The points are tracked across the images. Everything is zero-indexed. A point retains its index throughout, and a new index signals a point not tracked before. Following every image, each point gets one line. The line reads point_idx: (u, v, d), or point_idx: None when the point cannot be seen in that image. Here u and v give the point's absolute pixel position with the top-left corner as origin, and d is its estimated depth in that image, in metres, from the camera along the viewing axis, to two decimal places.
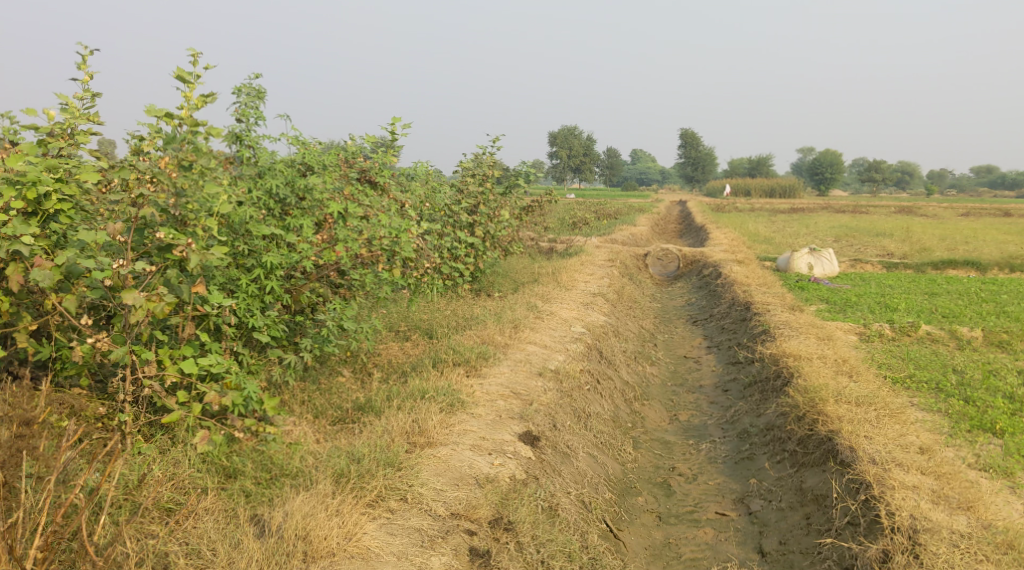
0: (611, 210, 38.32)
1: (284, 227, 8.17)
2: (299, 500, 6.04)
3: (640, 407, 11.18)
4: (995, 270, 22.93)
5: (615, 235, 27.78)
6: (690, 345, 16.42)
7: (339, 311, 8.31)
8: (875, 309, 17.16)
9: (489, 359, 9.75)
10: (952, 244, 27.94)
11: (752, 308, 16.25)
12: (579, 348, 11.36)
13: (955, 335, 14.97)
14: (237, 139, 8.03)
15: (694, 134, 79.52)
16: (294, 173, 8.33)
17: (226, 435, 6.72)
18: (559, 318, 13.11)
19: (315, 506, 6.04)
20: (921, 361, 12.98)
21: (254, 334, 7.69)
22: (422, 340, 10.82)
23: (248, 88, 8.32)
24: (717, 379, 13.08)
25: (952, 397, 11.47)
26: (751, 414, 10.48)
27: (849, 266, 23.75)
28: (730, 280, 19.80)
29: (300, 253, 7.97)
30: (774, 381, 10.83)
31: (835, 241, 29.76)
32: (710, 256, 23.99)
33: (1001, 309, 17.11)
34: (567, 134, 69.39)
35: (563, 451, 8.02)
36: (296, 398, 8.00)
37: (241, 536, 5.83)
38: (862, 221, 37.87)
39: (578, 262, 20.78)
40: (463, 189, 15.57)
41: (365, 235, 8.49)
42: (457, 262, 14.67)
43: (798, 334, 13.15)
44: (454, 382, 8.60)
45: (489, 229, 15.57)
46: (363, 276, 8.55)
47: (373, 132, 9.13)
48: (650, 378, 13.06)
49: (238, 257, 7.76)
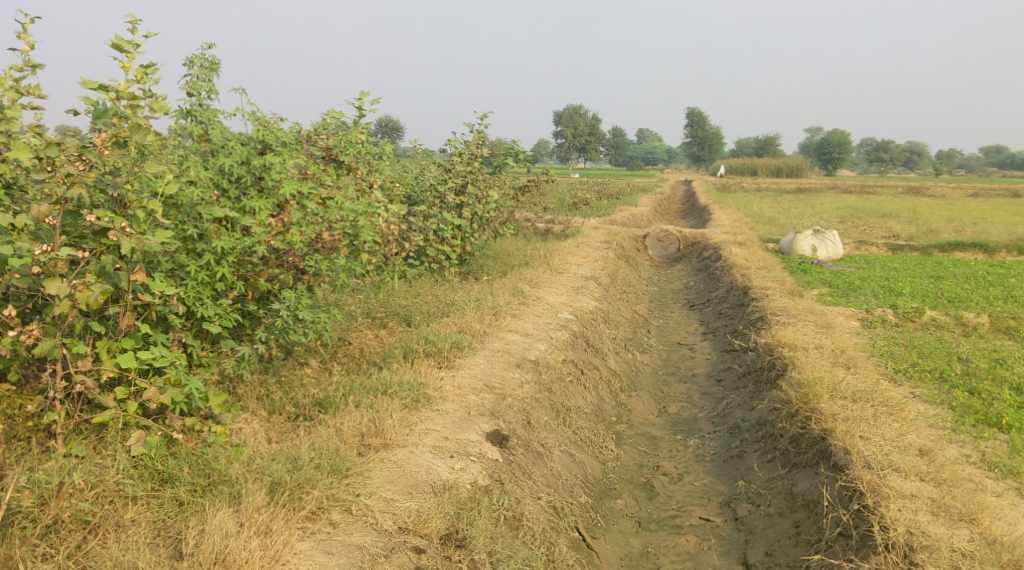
0: (613, 190, 37.63)
1: (239, 209, 7.58)
2: (219, 517, 5.64)
3: (626, 399, 10.64)
4: (1003, 253, 22.31)
5: (615, 216, 27.20)
6: (686, 331, 15.86)
7: (297, 301, 7.77)
8: (878, 294, 16.58)
9: (464, 349, 9.22)
10: (959, 225, 27.30)
11: (750, 293, 15.68)
12: (563, 336, 10.80)
13: (960, 321, 14.40)
14: (187, 115, 7.70)
15: (701, 113, 78.64)
16: (250, 150, 7.76)
17: (164, 436, 6.30)
18: (546, 304, 12.55)
19: (238, 525, 5.65)
20: (925, 349, 12.43)
21: (204, 325, 7.17)
22: (397, 327, 10.27)
23: (202, 59, 7.78)
24: (711, 368, 12.55)
25: (956, 389, 10.92)
26: (742, 408, 9.97)
27: (853, 249, 23.12)
28: (729, 264, 19.22)
29: (254, 237, 7.41)
30: (768, 372, 10.29)
31: (840, 223, 29.09)
32: (711, 238, 23.41)
33: (1009, 293, 16.51)
34: (573, 113, 69.43)
35: (536, 451, 7.50)
36: (252, 393, 7.45)
37: (143, 560, 5.44)
38: (868, 203, 37.21)
39: (573, 244, 20.17)
40: (450, 168, 14.98)
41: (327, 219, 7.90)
42: (443, 245, 14.10)
43: (797, 321, 12.59)
44: (422, 375, 8.09)
45: (478, 210, 14.98)
46: (326, 262, 7.96)
47: (341, 107, 8.57)
48: (641, 367, 12.53)
49: (187, 242, 7.23)
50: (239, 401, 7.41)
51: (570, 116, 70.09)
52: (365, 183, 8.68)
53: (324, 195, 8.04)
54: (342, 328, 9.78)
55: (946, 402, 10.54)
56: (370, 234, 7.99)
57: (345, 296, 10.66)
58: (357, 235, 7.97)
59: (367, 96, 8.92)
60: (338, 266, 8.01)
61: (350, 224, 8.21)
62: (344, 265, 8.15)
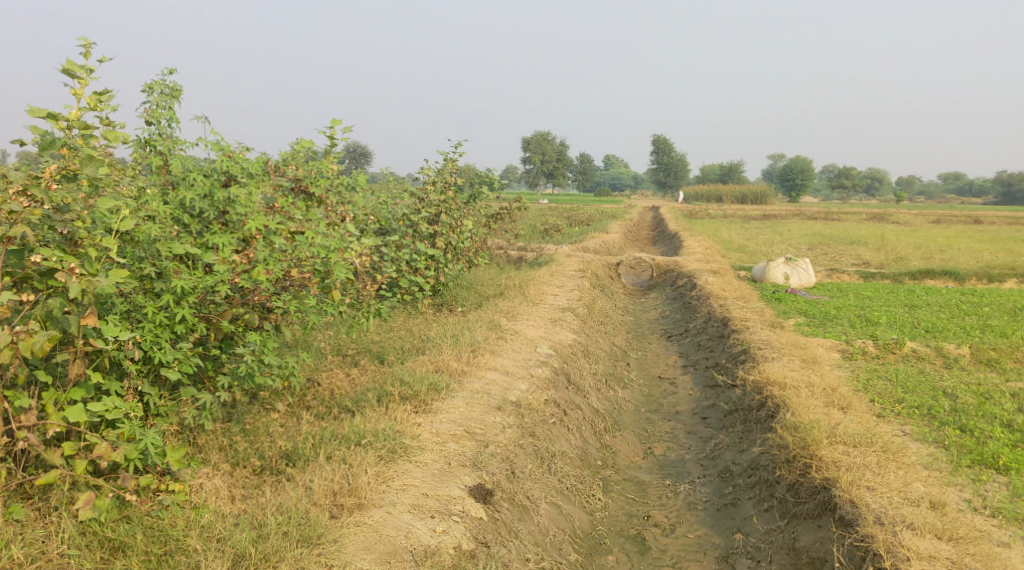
0: (583, 217, 37.30)
1: (202, 245, 7.14)
2: None
3: (610, 440, 10.18)
4: (973, 281, 22.16)
5: (587, 243, 26.82)
6: (665, 364, 15.45)
7: (262, 345, 7.28)
8: (856, 323, 16.27)
9: (442, 391, 8.72)
10: (927, 252, 27.20)
11: (729, 324, 15.32)
12: (544, 374, 10.34)
13: (941, 353, 14.05)
14: (146, 146, 7.29)
15: (667, 140, 78.77)
16: (213, 183, 7.32)
17: (116, 497, 5.84)
18: (524, 338, 12.09)
19: None
20: (910, 383, 11.99)
21: (162, 371, 6.69)
22: (369, 366, 9.77)
23: (163, 84, 7.31)
24: (694, 404, 12.12)
25: (947, 425, 10.51)
26: (733, 450, 9.58)
27: (825, 277, 22.88)
28: (705, 293, 18.87)
29: (218, 275, 6.96)
30: (757, 413, 9.89)
31: (810, 250, 28.91)
32: (685, 265, 23.07)
33: (986, 323, 16.24)
34: (540, 139, 69.29)
35: (521, 505, 7.04)
36: (214, 444, 6.94)
37: None
38: (835, 229, 37.20)
39: (547, 273, 19.74)
40: (423, 197, 14.55)
41: (298, 255, 7.43)
42: (416, 276, 13.59)
43: (781, 355, 12.19)
44: (399, 424, 7.58)
45: (451, 240, 14.48)
46: (297, 302, 7.48)
47: (313, 137, 8.07)
48: (623, 404, 12.07)
49: (145, 281, 6.79)
50: (199, 453, 6.88)
51: (539, 142, 69.92)
52: (336, 217, 8.18)
53: (293, 229, 7.58)
54: (309, 369, 9.23)
55: (937, 441, 10.15)
56: (343, 271, 7.49)
57: (316, 333, 10.13)
58: (331, 273, 7.49)
59: (339, 125, 8.42)
60: (309, 306, 7.53)
61: (321, 260, 7.68)
62: (316, 305, 7.67)
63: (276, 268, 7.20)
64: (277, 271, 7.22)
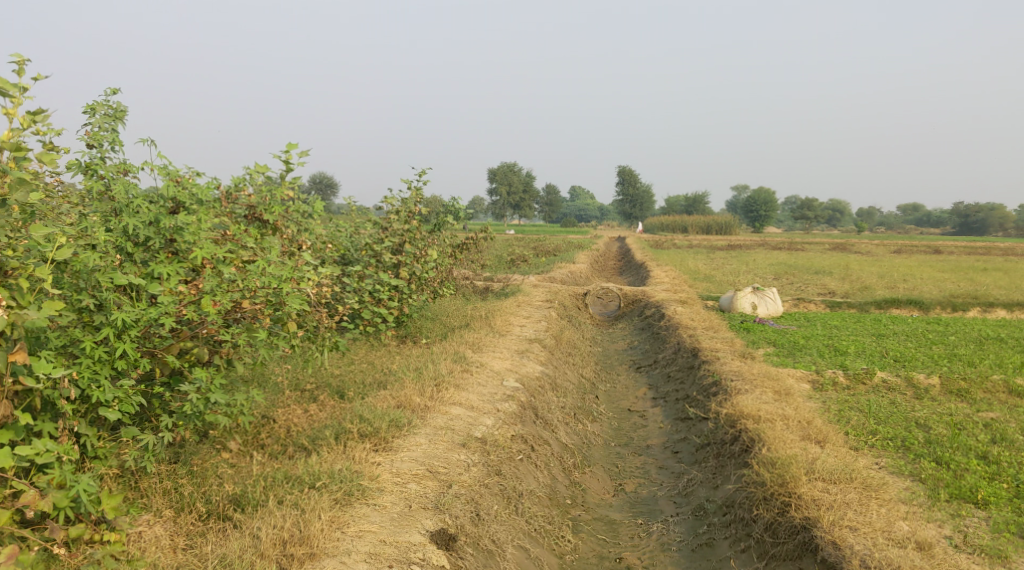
0: (550, 247, 37.10)
1: (147, 275, 6.77)
2: None
3: (580, 477, 9.80)
4: (937, 310, 22.10)
5: (554, 273, 26.57)
6: (634, 397, 15.13)
7: (209, 382, 6.89)
8: (825, 353, 16.06)
9: (403, 428, 8.30)
10: (892, 282, 27.19)
11: (699, 355, 15.04)
12: (510, 409, 9.98)
13: (912, 383, 13.81)
14: (88, 170, 6.89)
15: (632, 171, 79.00)
16: (160, 210, 6.94)
17: (43, 550, 5.55)
18: (490, 371, 11.72)
19: None
20: (882, 414, 11.70)
21: (101, 411, 6.30)
22: (329, 402, 9.38)
23: (106, 105, 6.92)
24: (665, 438, 11.81)
25: (924, 458, 10.23)
26: (707, 486, 9.30)
27: (791, 307, 22.72)
28: (674, 323, 18.62)
29: (163, 306, 6.59)
30: (731, 447, 9.60)
31: (775, 279, 28.81)
32: (652, 295, 22.84)
33: (953, 352, 16.10)
34: (506, 171, 69.23)
35: (486, 550, 6.70)
36: (157, 488, 6.56)
37: None
38: (799, 259, 37.25)
39: (514, 304, 19.39)
40: (386, 227, 14.25)
41: (251, 286, 7.07)
42: (379, 307, 13.19)
43: (753, 387, 11.90)
44: (356, 464, 7.18)
45: (416, 270, 14.05)
46: (250, 334, 7.11)
47: (269, 161, 7.67)
48: (593, 438, 11.71)
49: (85, 314, 6.40)
50: (142, 498, 6.47)
51: (505, 173, 69.84)
52: (290, 246, 7.80)
53: (246, 258, 7.22)
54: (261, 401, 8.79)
55: (912, 474, 9.88)
56: (296, 302, 7.11)
57: (272, 367, 9.70)
58: (287, 303, 7.13)
59: (296, 149, 8.03)
60: (263, 339, 7.16)
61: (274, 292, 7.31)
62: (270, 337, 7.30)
63: (226, 300, 6.85)
64: (227, 303, 6.87)
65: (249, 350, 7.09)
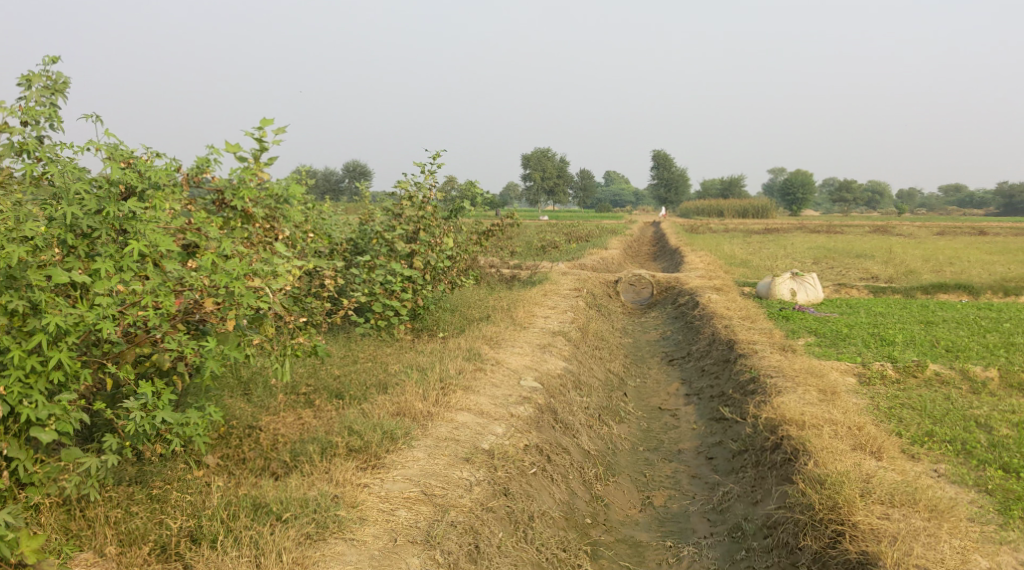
0: (583, 233, 35.94)
1: (92, 271, 5.87)
2: None
3: (603, 489, 8.81)
4: (988, 295, 20.73)
5: (585, 259, 25.50)
6: (666, 393, 14.10)
7: (161, 395, 5.98)
8: (871, 343, 14.88)
9: (399, 440, 7.39)
10: (938, 265, 25.79)
11: (736, 348, 13.96)
12: (525, 414, 9.02)
13: (968, 376, 12.49)
14: (23, 151, 6.05)
15: (667, 154, 77.42)
16: (108, 196, 6.01)
17: None
18: (506, 370, 10.76)
19: None
20: (938, 412, 10.55)
21: (32, 431, 5.47)
22: (326, 409, 8.50)
23: (44, 76, 6.09)
24: (699, 441, 10.81)
25: (988, 465, 9.07)
26: (745, 502, 8.32)
27: (833, 293, 21.46)
28: (709, 312, 17.52)
29: (102, 308, 5.69)
30: (771, 456, 8.59)
31: (815, 263, 27.51)
32: (687, 282, 21.71)
33: (1009, 341, 14.86)
34: (540, 156, 67.93)
35: None
36: (101, 518, 5.74)
37: None
38: (838, 242, 35.83)
39: (539, 293, 18.39)
40: (399, 213, 13.26)
41: (207, 280, 6.10)
42: (392, 299, 12.20)
43: (794, 385, 10.81)
44: (340, 489, 6.30)
45: (432, 259, 12.94)
46: (210, 339, 6.14)
47: (238, 142, 6.68)
48: (620, 442, 10.72)
49: (18, 317, 5.53)
50: (87, 530, 5.70)
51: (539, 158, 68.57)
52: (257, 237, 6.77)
53: (208, 250, 6.26)
54: (228, 410, 7.81)
55: (978, 484, 8.76)
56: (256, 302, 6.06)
57: (265, 371, 8.83)
58: (248, 303, 6.14)
59: (270, 125, 7.05)
60: (228, 345, 6.20)
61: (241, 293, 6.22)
62: (241, 341, 6.34)
63: (174, 299, 5.93)
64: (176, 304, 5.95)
65: (211, 358, 6.13)
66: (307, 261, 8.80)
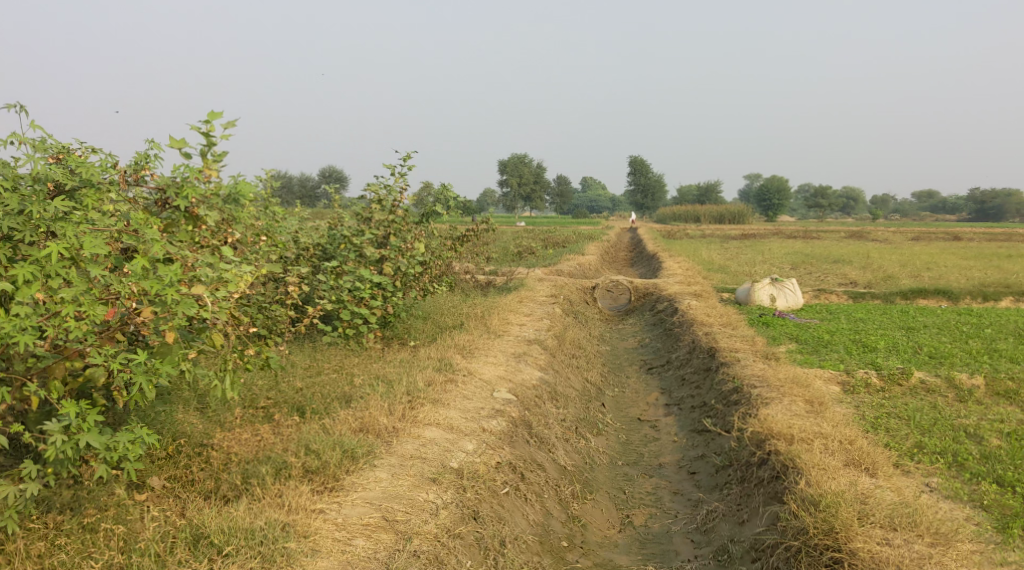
0: (560, 238, 35.49)
1: (16, 278, 5.36)
2: None
3: (580, 508, 8.32)
4: (968, 300, 20.42)
5: (563, 265, 25.06)
6: (646, 403, 13.63)
7: (88, 415, 5.45)
8: (853, 349, 14.46)
9: (361, 459, 6.83)
10: (915, 270, 25.51)
11: (716, 356, 13.50)
12: (498, 429, 8.49)
13: (953, 384, 11.66)
14: None
15: (644, 161, 77.34)
16: (35, 196, 5.50)
17: None
18: (479, 381, 10.23)
19: None
20: (925, 422, 10.07)
21: None
22: (285, 424, 7.96)
23: None
24: (680, 455, 10.35)
25: (982, 479, 8.48)
26: (730, 523, 7.89)
27: (812, 299, 21.09)
28: (688, 319, 17.07)
29: (21, 320, 5.19)
30: (757, 472, 8.14)
31: (793, 269, 27.16)
32: (665, 288, 21.27)
33: (992, 346, 14.48)
34: (517, 163, 67.60)
35: None
36: (23, 552, 5.35)
37: None
38: (816, 247, 35.58)
39: (515, 300, 17.87)
40: (368, 218, 12.63)
41: (137, 287, 5.56)
42: (360, 308, 11.64)
43: (780, 396, 10.33)
44: (292, 517, 5.82)
45: (402, 265, 12.36)
46: (141, 353, 5.52)
47: (181, 139, 6.16)
48: (598, 456, 10.21)
49: None
50: (7, 566, 5.31)
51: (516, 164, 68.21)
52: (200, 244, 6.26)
53: (144, 254, 5.70)
54: (177, 428, 7.21)
55: (972, 499, 8.21)
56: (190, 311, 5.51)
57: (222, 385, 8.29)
58: (180, 311, 5.58)
59: (220, 118, 6.50)
60: (166, 360, 5.59)
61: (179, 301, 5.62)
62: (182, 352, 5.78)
63: (100, 309, 5.40)
64: (103, 314, 5.42)
65: (142, 373, 5.57)
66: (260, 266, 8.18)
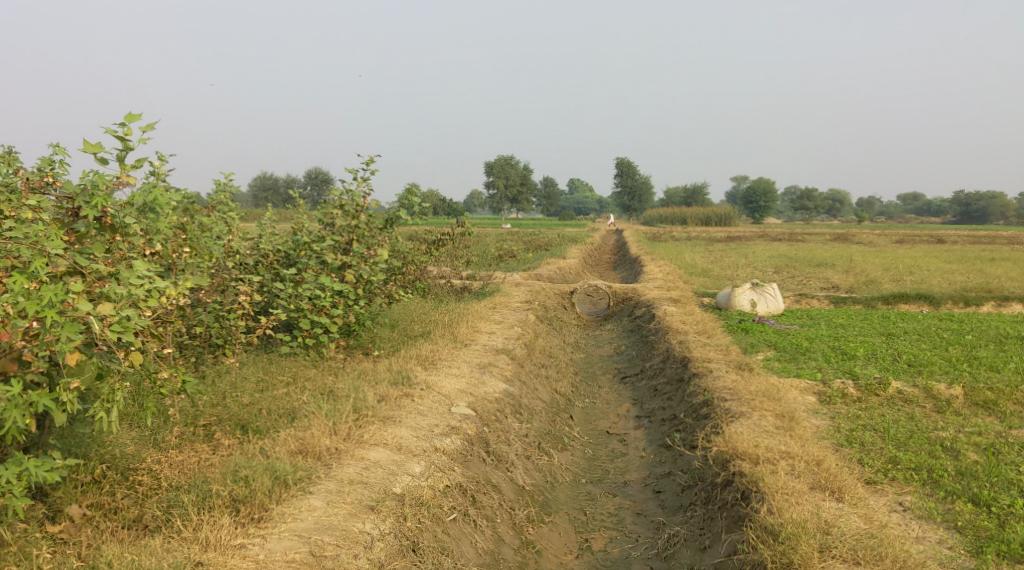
0: (543, 240, 35.02)
1: None
2: None
3: (535, 533, 7.98)
4: (949, 305, 20.09)
5: (542, 269, 24.59)
6: (616, 414, 13.23)
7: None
8: (831, 357, 14.08)
9: (295, 488, 6.53)
10: (898, 274, 25.17)
11: (689, 366, 13.10)
12: (451, 448, 8.05)
13: (931, 393, 11.24)
14: None
15: (630, 163, 77.00)
16: None
17: None
18: (437, 395, 9.74)
19: None
20: (901, 435, 9.67)
21: None
22: (224, 443, 7.53)
23: None
24: (647, 471, 9.97)
25: (958, 498, 8.06)
26: (691, 550, 7.61)
27: (792, 303, 20.71)
28: (664, 327, 16.66)
29: None
30: (721, 494, 7.78)
31: (776, 273, 26.77)
32: (644, 293, 20.87)
33: (971, 354, 14.12)
34: (502, 163, 67.10)
35: None
36: None
37: None
38: (800, 250, 35.20)
39: (488, 307, 17.43)
40: (330, 223, 11.96)
41: (14, 309, 5.44)
42: (320, 317, 10.88)
43: (750, 410, 9.92)
44: (207, 555, 5.87)
45: (364, 273, 11.57)
46: (15, 384, 5.46)
47: (92, 147, 5.98)
48: (561, 474, 9.81)
49: None
50: None
51: (502, 166, 67.63)
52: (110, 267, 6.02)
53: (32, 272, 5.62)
54: (106, 450, 6.67)
55: (946, 520, 7.81)
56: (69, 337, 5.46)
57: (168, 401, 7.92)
58: (65, 335, 5.48)
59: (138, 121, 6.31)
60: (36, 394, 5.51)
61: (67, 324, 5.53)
62: (70, 383, 5.65)
63: None
64: None
65: (19, 406, 5.50)
66: (185, 279, 7.74)
